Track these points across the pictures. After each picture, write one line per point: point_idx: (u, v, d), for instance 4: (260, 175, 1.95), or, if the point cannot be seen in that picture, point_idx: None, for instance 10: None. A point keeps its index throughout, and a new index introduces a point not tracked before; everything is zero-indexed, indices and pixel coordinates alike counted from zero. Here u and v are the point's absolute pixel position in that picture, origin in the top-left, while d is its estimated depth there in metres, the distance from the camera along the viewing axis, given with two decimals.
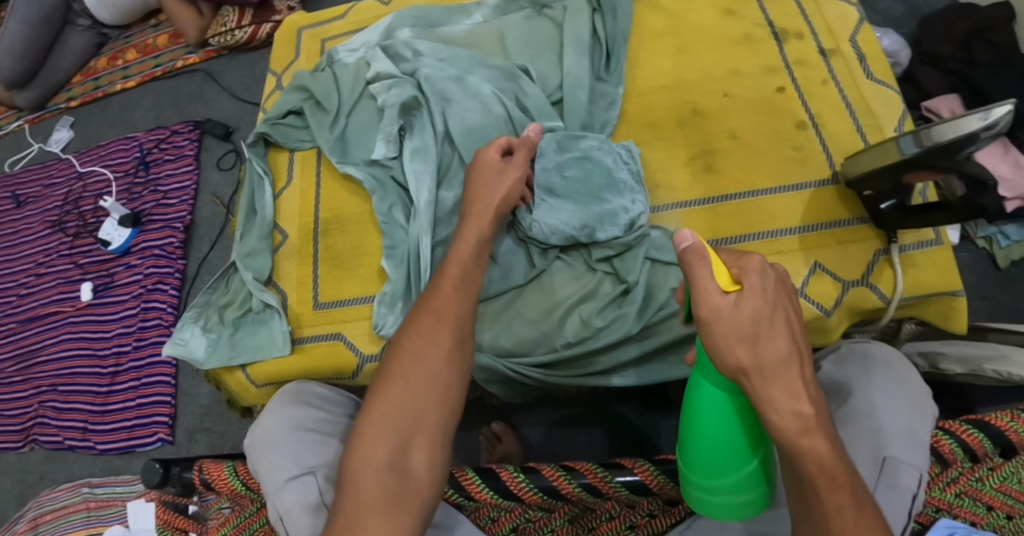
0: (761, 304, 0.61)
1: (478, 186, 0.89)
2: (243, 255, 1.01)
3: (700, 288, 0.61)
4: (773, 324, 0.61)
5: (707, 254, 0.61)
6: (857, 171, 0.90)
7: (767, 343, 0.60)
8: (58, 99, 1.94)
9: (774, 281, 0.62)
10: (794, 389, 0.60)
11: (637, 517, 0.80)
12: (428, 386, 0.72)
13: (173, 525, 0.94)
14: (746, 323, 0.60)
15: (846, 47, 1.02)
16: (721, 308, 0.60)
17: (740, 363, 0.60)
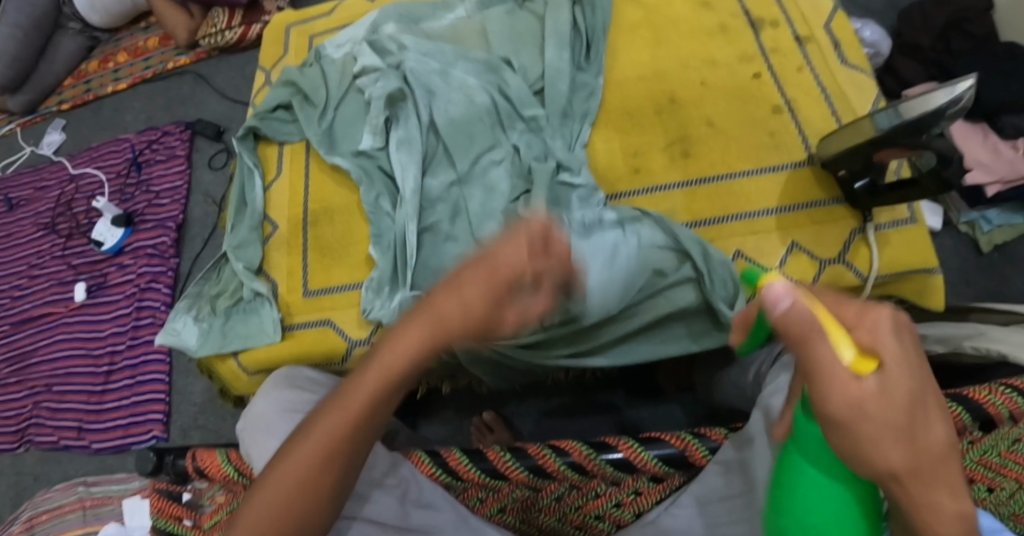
0: (918, 383, 0.48)
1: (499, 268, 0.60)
2: (234, 247, 1.04)
3: (826, 370, 0.48)
4: (928, 405, 0.48)
5: (818, 321, 0.48)
6: (831, 153, 0.93)
7: (928, 429, 0.48)
8: (49, 104, 1.95)
9: (913, 343, 0.48)
10: (956, 486, 0.49)
11: (622, 495, 0.83)
12: (320, 482, 0.68)
13: (166, 513, 0.94)
14: (898, 415, 0.47)
15: (821, 35, 1.04)
16: (861, 399, 0.47)
17: (893, 466, 0.48)
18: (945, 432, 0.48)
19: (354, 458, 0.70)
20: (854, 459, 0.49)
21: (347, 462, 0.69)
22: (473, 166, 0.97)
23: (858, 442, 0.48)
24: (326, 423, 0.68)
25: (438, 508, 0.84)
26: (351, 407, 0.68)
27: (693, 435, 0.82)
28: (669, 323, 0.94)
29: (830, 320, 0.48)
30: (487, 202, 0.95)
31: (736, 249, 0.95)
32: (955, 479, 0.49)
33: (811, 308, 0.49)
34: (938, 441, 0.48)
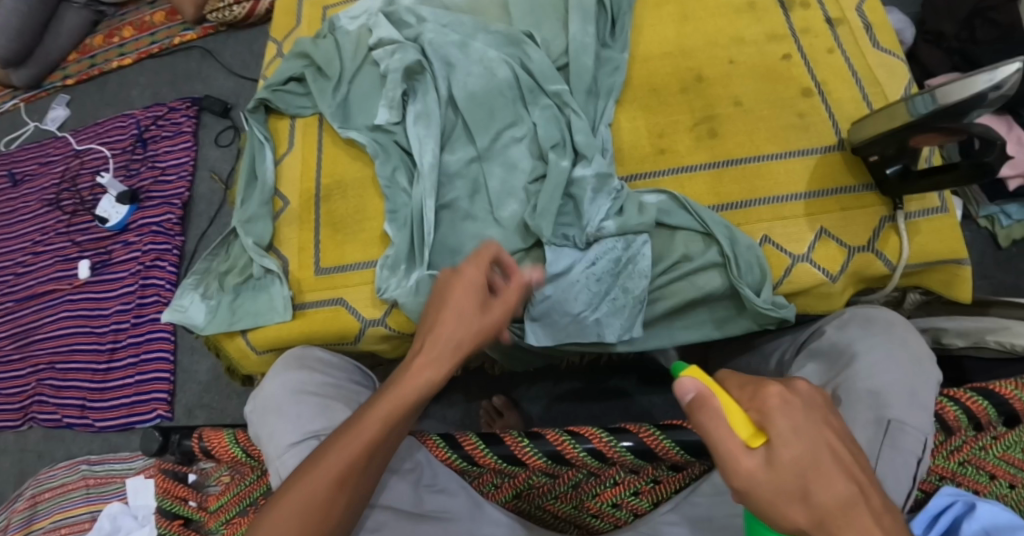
0: (808, 448, 0.58)
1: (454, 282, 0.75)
2: (243, 221, 1.00)
3: (724, 447, 0.59)
4: (821, 467, 0.58)
5: (717, 404, 0.60)
6: (863, 137, 0.90)
7: (822, 488, 0.58)
8: (53, 78, 1.92)
9: (802, 415, 0.59)
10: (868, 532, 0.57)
11: (641, 484, 0.80)
12: (332, 508, 0.70)
13: (173, 494, 0.92)
14: (790, 480, 0.58)
15: (853, 16, 1.01)
16: (753, 468, 0.58)
17: (797, 522, 0.58)
18: (846, 485, 0.58)
19: (372, 469, 0.72)
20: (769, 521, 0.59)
21: (366, 482, 0.72)
22: (494, 142, 0.95)
23: (764, 506, 0.59)
24: (334, 457, 0.70)
25: (453, 493, 0.82)
26: (372, 432, 0.71)
27: None
28: (693, 309, 0.91)
29: (727, 402, 0.60)
30: (506, 182, 0.93)
31: (763, 234, 0.92)
32: (870, 525, 0.57)
33: (710, 393, 0.60)
34: (837, 497, 0.58)
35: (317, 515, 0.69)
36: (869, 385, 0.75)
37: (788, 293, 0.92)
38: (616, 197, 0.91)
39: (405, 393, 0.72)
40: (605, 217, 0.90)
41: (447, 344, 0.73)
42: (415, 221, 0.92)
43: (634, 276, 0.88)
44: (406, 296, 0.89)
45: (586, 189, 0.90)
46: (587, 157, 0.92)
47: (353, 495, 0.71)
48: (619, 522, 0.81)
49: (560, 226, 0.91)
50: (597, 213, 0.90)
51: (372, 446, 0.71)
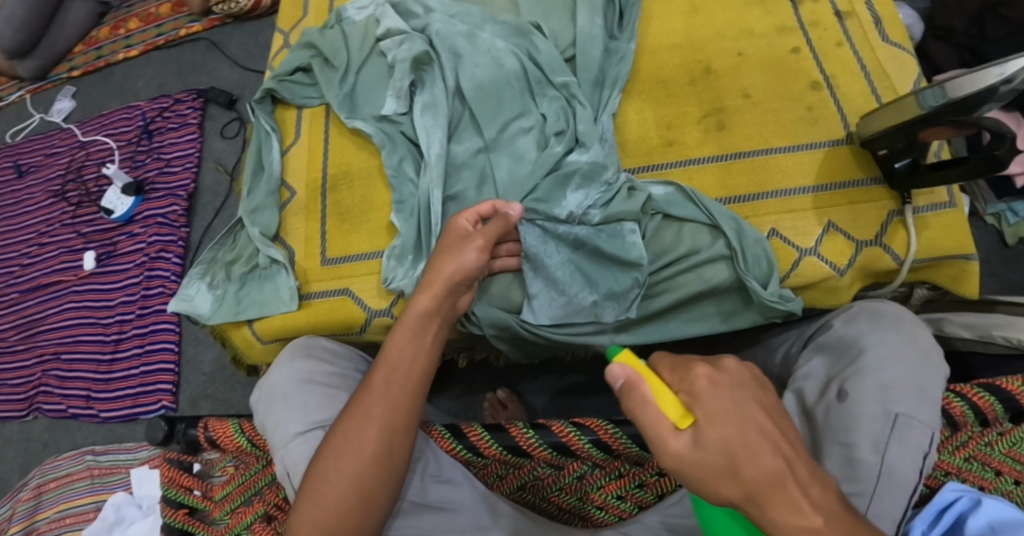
0: (734, 424, 0.59)
1: (444, 249, 0.84)
2: (249, 211, 1.00)
3: (653, 431, 0.60)
4: (749, 444, 0.58)
5: (643, 390, 0.61)
6: (871, 130, 0.89)
7: (752, 464, 0.58)
8: (59, 69, 1.92)
9: (727, 394, 0.60)
10: (796, 504, 0.57)
11: (646, 476, 0.78)
12: (366, 452, 0.73)
13: (177, 483, 0.92)
14: (715, 459, 0.58)
15: (862, 9, 1.00)
16: (680, 450, 0.59)
17: (729, 498, 0.59)
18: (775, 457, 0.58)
19: (392, 462, 0.74)
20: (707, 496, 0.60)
21: (389, 479, 0.74)
22: (500, 133, 0.94)
23: (696, 484, 0.59)
24: (337, 449, 0.74)
25: (457, 484, 0.81)
26: (372, 428, 0.74)
27: None
28: (700, 302, 0.90)
29: (655, 387, 0.61)
30: (511, 172, 0.93)
31: (771, 228, 0.92)
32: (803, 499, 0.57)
33: (638, 378, 0.61)
34: (761, 472, 0.58)
35: (363, 461, 0.73)
36: (875, 381, 0.74)
37: (794, 287, 0.91)
38: (607, 189, 0.91)
39: (410, 325, 0.80)
40: (591, 205, 0.90)
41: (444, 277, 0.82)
42: (422, 210, 0.92)
43: (629, 267, 0.88)
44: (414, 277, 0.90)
45: (579, 176, 0.90)
46: (586, 146, 0.92)
47: (382, 461, 0.74)
48: (624, 514, 0.80)
49: (529, 200, 0.91)
50: (581, 200, 0.90)
51: (389, 382, 0.77)
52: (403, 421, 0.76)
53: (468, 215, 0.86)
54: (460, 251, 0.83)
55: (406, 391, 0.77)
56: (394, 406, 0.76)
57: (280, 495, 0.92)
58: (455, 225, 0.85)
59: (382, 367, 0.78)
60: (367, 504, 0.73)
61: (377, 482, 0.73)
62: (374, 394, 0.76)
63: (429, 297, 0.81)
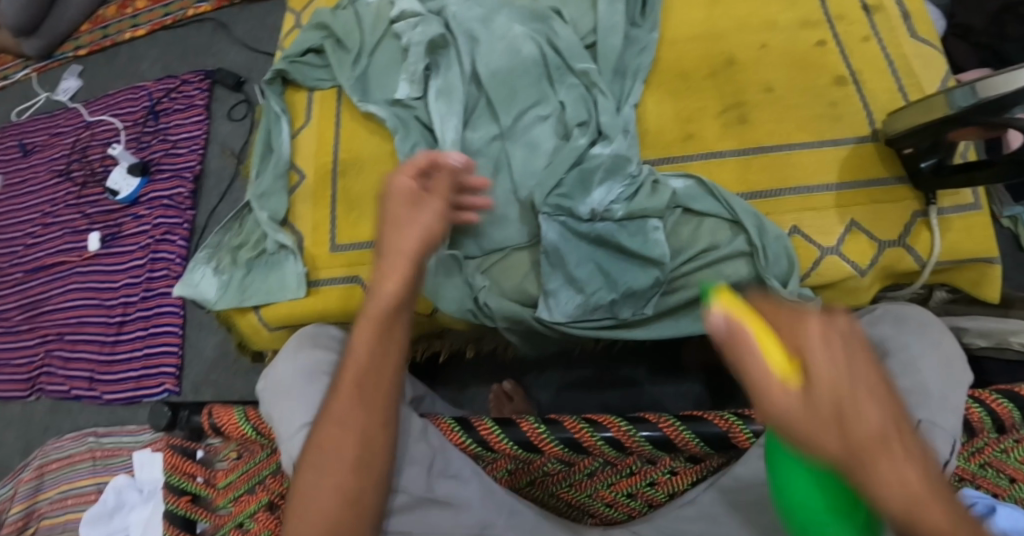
0: (840, 380, 0.50)
1: (392, 220, 0.77)
2: (258, 195, 0.98)
3: (757, 380, 0.50)
4: (859, 400, 0.50)
5: (746, 334, 0.51)
6: (896, 129, 0.87)
7: (862, 421, 0.50)
8: (66, 48, 1.90)
9: (842, 349, 0.52)
10: (902, 469, 0.50)
11: (657, 475, 0.77)
12: (346, 456, 0.71)
13: (180, 470, 0.90)
14: (826, 412, 0.50)
15: (890, 4, 0.98)
16: (787, 400, 0.50)
17: (831, 454, 0.50)
18: (884, 416, 0.51)
19: (377, 467, 0.72)
20: (803, 452, 0.51)
21: (375, 485, 0.71)
22: (517, 121, 0.92)
23: (795, 439, 0.51)
24: (321, 457, 0.71)
25: (465, 479, 0.77)
26: (350, 435, 0.71)
27: (737, 415, 0.74)
28: None
29: (764, 331, 0.51)
30: (528, 160, 0.90)
31: (792, 225, 0.89)
32: (908, 464, 0.50)
33: (742, 321, 0.51)
34: (877, 444, 0.50)
35: (346, 468, 0.70)
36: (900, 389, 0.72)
37: (813, 286, 0.89)
38: (631, 182, 0.88)
39: (376, 314, 0.75)
40: (615, 200, 0.87)
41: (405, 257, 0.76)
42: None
43: (648, 264, 0.86)
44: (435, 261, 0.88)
45: (603, 169, 0.88)
46: (608, 138, 0.89)
47: (370, 467, 0.71)
48: (633, 513, 0.78)
49: (553, 196, 0.88)
50: (605, 195, 0.87)
51: (358, 388, 0.73)
52: (381, 417, 0.73)
53: (409, 170, 0.79)
54: (414, 223, 0.77)
55: (380, 386, 0.74)
56: (369, 402, 0.73)
57: (284, 484, 0.89)
58: (397, 184, 0.78)
59: (353, 363, 0.74)
60: (356, 508, 0.70)
61: (364, 490, 0.70)
62: (343, 399, 0.73)
63: (394, 285, 0.75)
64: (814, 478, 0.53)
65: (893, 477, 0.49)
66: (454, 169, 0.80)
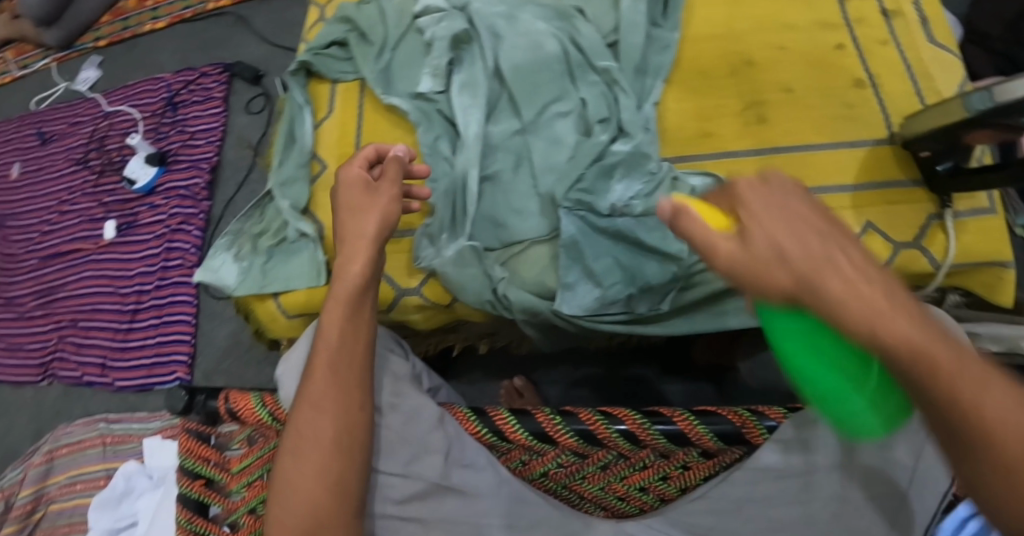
0: (791, 226, 0.54)
1: (349, 210, 0.81)
2: (280, 183, 0.99)
3: (701, 241, 0.57)
4: (799, 234, 0.54)
5: (687, 212, 0.58)
6: (914, 131, 0.87)
7: (801, 251, 0.53)
8: (86, 39, 1.93)
9: (775, 195, 0.56)
10: (853, 284, 0.52)
11: (670, 469, 0.77)
12: (323, 442, 0.72)
13: (195, 454, 0.91)
14: (765, 252, 0.54)
15: (909, 9, 0.99)
16: (729, 250, 0.55)
17: (784, 288, 0.54)
18: (847, 253, 0.53)
19: (354, 451, 0.73)
20: (763, 299, 0.55)
21: (355, 469, 0.73)
22: (539, 116, 0.93)
23: (748, 286, 0.55)
24: (301, 444, 0.73)
25: (480, 468, 0.78)
26: (327, 420, 0.73)
27: (750, 410, 0.75)
28: (736, 296, 0.88)
29: (699, 207, 0.59)
30: (550, 154, 0.91)
31: None
32: (877, 293, 0.52)
33: (683, 204, 0.59)
34: (836, 274, 0.52)
35: (324, 453, 0.72)
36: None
37: None
38: (650, 179, 0.89)
39: (343, 298, 0.77)
40: (634, 196, 0.89)
41: (365, 242, 0.79)
42: (463, 190, 0.91)
43: (666, 260, 0.87)
44: (456, 253, 0.88)
45: (624, 165, 0.89)
46: (629, 134, 0.91)
47: (349, 451, 0.73)
48: (644, 505, 0.81)
49: (574, 190, 0.89)
50: (624, 191, 0.89)
51: (332, 372, 0.75)
52: (357, 400, 0.75)
53: (358, 162, 0.83)
54: (374, 213, 0.80)
55: (353, 369, 0.75)
56: (343, 387, 0.74)
57: None
58: (346, 176, 0.82)
59: (324, 348, 0.76)
60: (339, 492, 0.72)
61: (346, 475, 0.72)
62: (319, 383, 0.74)
63: (360, 266, 0.78)
64: (809, 331, 0.55)
65: (864, 305, 0.52)
66: (401, 160, 0.83)
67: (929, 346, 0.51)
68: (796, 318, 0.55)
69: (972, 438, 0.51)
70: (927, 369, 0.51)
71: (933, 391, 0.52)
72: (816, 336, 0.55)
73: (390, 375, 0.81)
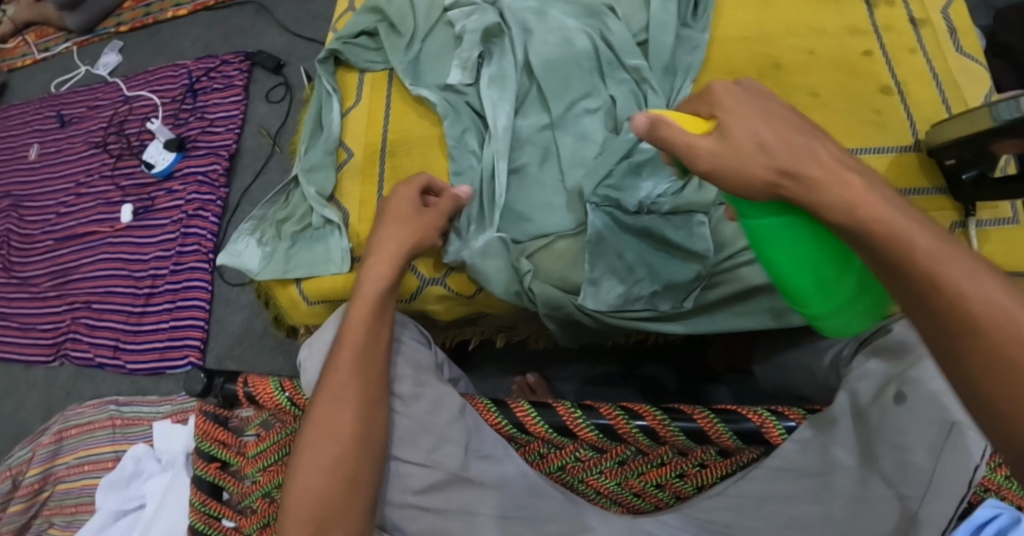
0: (772, 126, 0.60)
1: (389, 217, 0.84)
2: (306, 169, 1.00)
3: (682, 140, 0.62)
4: (781, 133, 0.60)
5: (666, 116, 0.63)
6: (941, 139, 0.87)
7: (784, 143, 0.59)
8: (108, 24, 1.96)
9: (750, 97, 0.62)
10: (825, 165, 0.58)
11: (687, 467, 0.78)
12: (343, 431, 0.73)
13: (211, 436, 0.92)
14: (743, 142, 0.60)
15: (937, 18, 0.99)
16: (709, 145, 0.61)
17: (762, 175, 0.59)
18: (820, 147, 0.60)
19: (372, 447, 0.74)
20: (742, 189, 0.60)
21: (371, 465, 0.74)
22: (568, 111, 0.93)
23: (730, 177, 0.60)
24: (320, 437, 0.74)
25: (499, 459, 0.78)
26: (348, 415, 0.74)
27: (771, 411, 0.76)
28: (759, 297, 0.88)
29: (676, 116, 0.64)
30: (578, 149, 0.92)
31: None
32: (848, 177, 0.58)
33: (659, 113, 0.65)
34: (809, 157, 0.59)
35: (342, 447, 0.73)
36: (938, 385, 0.68)
37: None
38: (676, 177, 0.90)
39: (368, 296, 0.79)
40: (660, 194, 0.90)
41: (394, 245, 0.82)
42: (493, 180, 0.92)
43: (690, 259, 0.88)
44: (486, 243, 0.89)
45: (654, 161, 0.90)
46: None
47: (367, 446, 0.74)
48: (660, 503, 0.81)
49: (603, 187, 0.89)
50: (652, 189, 0.90)
51: (355, 368, 0.76)
52: (375, 396, 0.76)
53: (414, 185, 0.86)
54: (416, 233, 0.84)
55: (373, 366, 0.77)
56: (365, 382, 0.75)
57: None
58: (402, 192, 0.86)
59: (346, 341, 0.77)
60: (354, 487, 0.73)
61: (363, 471, 0.73)
62: (341, 378, 0.75)
63: (387, 268, 0.81)
64: (788, 228, 0.60)
65: (835, 186, 0.57)
66: (458, 199, 0.89)
67: (901, 221, 0.56)
68: (775, 217, 0.61)
69: (952, 308, 0.54)
70: (902, 245, 0.55)
71: (907, 264, 0.55)
72: (794, 235, 0.60)
73: (412, 364, 0.81)
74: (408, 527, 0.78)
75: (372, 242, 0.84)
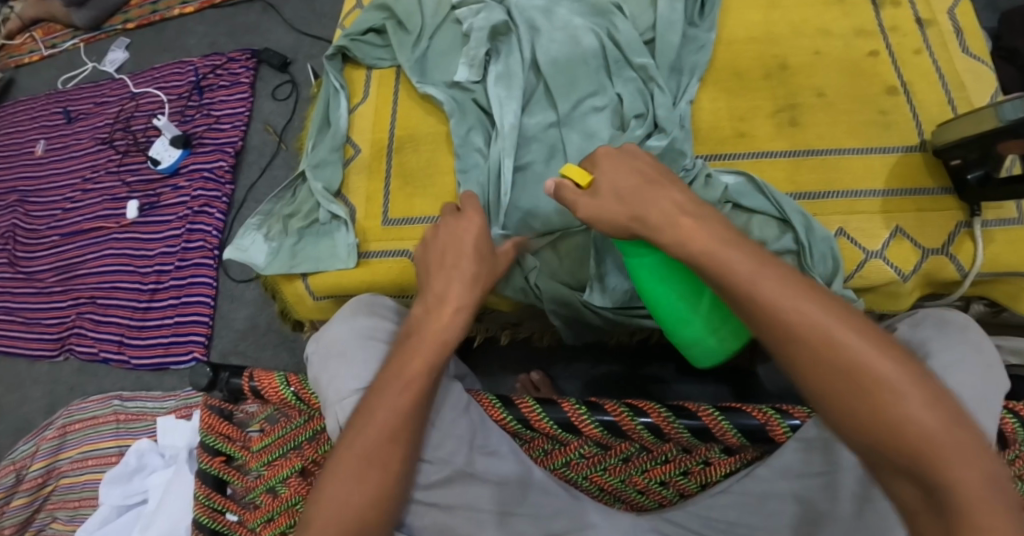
0: (633, 174, 0.73)
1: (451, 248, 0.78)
2: (313, 165, 1.00)
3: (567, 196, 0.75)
4: (644, 191, 0.71)
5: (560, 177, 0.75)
6: (946, 139, 0.88)
7: (645, 200, 0.71)
8: (115, 21, 1.96)
9: (619, 157, 0.74)
10: (671, 215, 0.69)
11: (691, 464, 0.79)
12: (393, 463, 0.70)
13: (216, 431, 0.92)
14: (610, 196, 0.72)
15: (943, 19, 0.99)
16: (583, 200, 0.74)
17: (622, 221, 0.71)
18: (673, 199, 0.70)
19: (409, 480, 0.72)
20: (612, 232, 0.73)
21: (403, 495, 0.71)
22: (574, 109, 0.94)
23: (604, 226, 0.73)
24: (364, 464, 0.69)
25: (503, 456, 0.79)
26: (398, 450, 0.70)
27: (775, 408, 0.77)
28: None
29: (568, 170, 0.76)
30: (585, 147, 0.91)
31: (838, 227, 0.90)
32: (694, 223, 0.68)
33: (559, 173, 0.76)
34: (662, 204, 0.70)
35: (386, 479, 0.69)
36: None
37: (856, 288, 0.90)
38: (685, 174, 0.91)
39: (438, 337, 0.74)
40: None
41: (462, 283, 0.76)
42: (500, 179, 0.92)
43: None
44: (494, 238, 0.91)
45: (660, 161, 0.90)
46: (665, 131, 0.91)
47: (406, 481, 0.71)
48: (663, 501, 0.81)
49: None
50: None
51: (414, 404, 0.71)
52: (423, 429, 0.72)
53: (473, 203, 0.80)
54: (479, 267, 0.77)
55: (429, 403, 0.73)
56: (419, 418, 0.71)
57: (319, 453, 0.90)
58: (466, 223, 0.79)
59: (410, 374, 0.72)
60: (387, 517, 0.69)
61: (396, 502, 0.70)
62: (392, 409, 0.71)
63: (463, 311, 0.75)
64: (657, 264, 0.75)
65: (689, 232, 0.68)
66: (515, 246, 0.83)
67: (729, 254, 0.65)
68: (649, 256, 0.75)
69: (798, 331, 0.61)
70: (730, 277, 0.64)
71: (738, 294, 0.64)
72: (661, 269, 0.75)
73: None
74: (414, 524, 0.77)
75: (439, 272, 0.77)
